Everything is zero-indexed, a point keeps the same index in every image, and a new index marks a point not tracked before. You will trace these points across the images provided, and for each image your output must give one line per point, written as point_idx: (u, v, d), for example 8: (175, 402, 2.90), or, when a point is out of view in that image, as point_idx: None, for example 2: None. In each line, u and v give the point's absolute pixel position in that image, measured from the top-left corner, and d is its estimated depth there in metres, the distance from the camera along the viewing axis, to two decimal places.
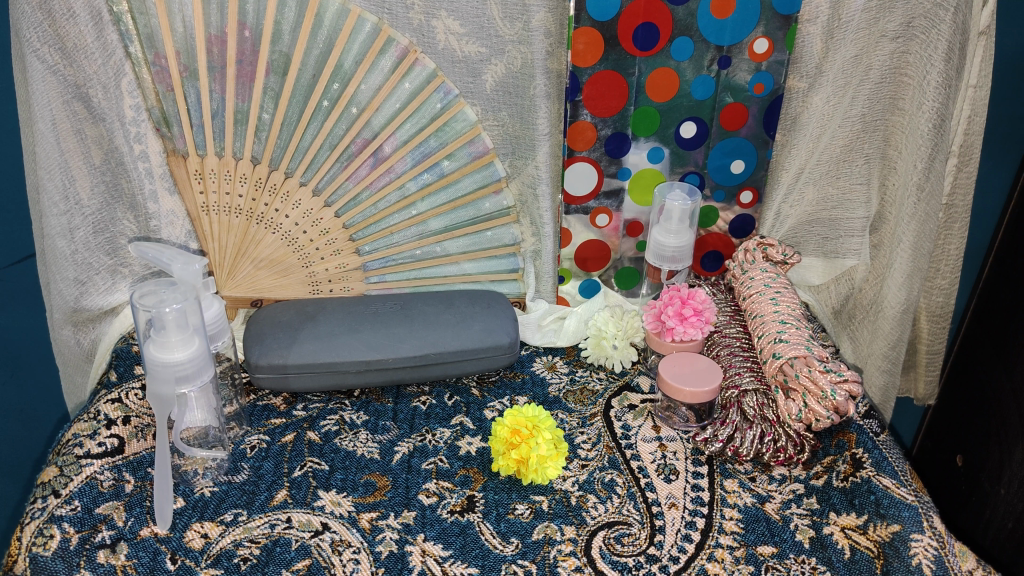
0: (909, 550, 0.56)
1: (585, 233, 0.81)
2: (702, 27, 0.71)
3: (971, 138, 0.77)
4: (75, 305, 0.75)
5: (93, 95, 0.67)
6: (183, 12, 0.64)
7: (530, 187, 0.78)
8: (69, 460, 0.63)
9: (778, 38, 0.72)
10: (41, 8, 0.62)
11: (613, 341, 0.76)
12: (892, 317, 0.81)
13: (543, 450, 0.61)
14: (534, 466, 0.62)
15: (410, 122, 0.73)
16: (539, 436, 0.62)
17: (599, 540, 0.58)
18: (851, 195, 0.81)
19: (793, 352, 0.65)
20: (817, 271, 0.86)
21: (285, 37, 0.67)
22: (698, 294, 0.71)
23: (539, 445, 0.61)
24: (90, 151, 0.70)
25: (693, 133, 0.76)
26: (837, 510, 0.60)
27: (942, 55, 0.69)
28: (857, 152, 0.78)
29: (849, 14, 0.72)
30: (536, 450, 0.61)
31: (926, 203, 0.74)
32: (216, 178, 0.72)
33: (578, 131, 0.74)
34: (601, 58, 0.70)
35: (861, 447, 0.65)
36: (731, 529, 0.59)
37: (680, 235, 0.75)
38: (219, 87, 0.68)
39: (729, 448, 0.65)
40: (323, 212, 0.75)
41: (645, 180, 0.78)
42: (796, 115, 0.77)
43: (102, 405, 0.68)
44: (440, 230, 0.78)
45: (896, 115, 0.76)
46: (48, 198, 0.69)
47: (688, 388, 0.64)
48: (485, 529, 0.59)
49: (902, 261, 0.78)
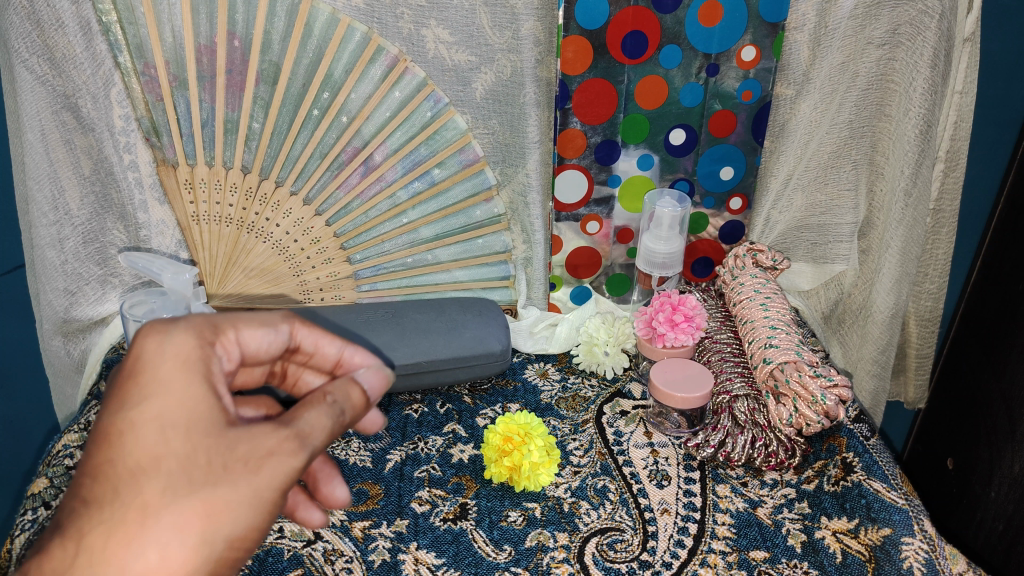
0: (900, 554, 0.56)
1: (576, 240, 0.81)
2: (690, 36, 0.71)
3: (958, 143, 0.78)
4: (65, 315, 0.75)
5: (82, 105, 0.67)
6: (172, 22, 0.64)
7: (519, 195, 0.78)
8: (59, 471, 0.62)
9: (766, 45, 0.73)
10: (30, 18, 0.62)
11: (604, 348, 0.76)
12: (881, 322, 0.82)
13: (541, 465, 0.62)
14: (520, 480, 0.62)
15: (401, 131, 0.73)
16: (531, 443, 0.62)
17: (592, 546, 0.58)
18: (839, 202, 0.81)
19: (783, 357, 0.66)
20: (807, 276, 0.86)
21: (274, 46, 0.67)
22: (689, 300, 0.72)
23: (531, 451, 0.61)
24: (80, 161, 0.69)
25: (682, 140, 0.77)
26: (828, 514, 0.61)
27: (928, 62, 0.70)
28: (845, 158, 0.79)
29: (836, 22, 0.72)
30: (529, 457, 0.61)
31: (914, 208, 0.75)
32: (206, 188, 0.72)
33: (567, 139, 0.74)
34: (590, 65, 0.70)
35: (851, 451, 0.65)
36: (723, 534, 0.59)
37: (670, 242, 0.76)
38: (209, 97, 0.68)
39: (721, 454, 0.65)
40: (313, 220, 0.75)
41: (635, 188, 0.79)
42: (785, 121, 0.77)
43: (92, 416, 0.68)
44: (432, 238, 0.78)
45: (883, 121, 0.76)
46: (38, 208, 0.69)
47: (680, 394, 0.64)
48: (477, 537, 0.59)
49: (890, 266, 0.79)
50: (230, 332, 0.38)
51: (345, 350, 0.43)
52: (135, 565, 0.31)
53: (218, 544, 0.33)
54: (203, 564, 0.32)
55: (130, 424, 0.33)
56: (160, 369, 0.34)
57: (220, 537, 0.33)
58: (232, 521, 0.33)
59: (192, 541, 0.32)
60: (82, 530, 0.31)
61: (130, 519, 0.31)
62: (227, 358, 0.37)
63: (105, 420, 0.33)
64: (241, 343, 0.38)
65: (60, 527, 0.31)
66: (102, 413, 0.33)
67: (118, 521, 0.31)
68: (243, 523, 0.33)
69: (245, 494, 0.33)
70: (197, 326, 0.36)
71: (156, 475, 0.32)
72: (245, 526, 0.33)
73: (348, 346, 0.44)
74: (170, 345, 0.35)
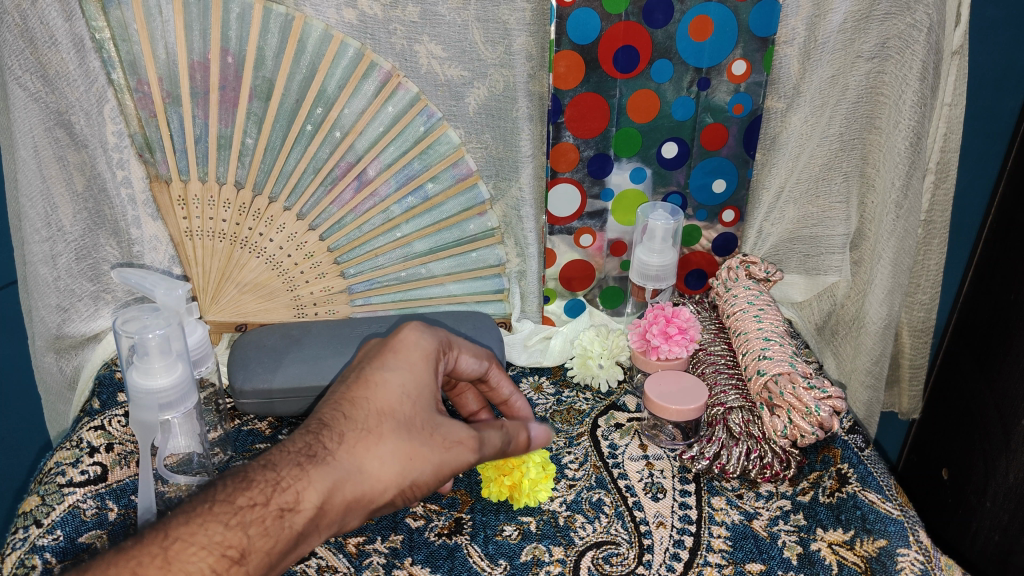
0: (895, 565, 0.56)
1: (569, 253, 0.82)
2: (681, 50, 0.72)
3: (947, 155, 0.78)
4: (58, 332, 0.75)
5: (75, 121, 0.67)
6: (165, 38, 0.64)
7: (513, 209, 0.78)
8: (52, 489, 0.62)
9: (757, 59, 0.73)
10: (23, 36, 0.62)
11: (598, 361, 0.76)
12: (874, 333, 0.82)
13: (542, 480, 0.63)
14: (519, 498, 0.62)
15: (394, 145, 0.73)
16: (528, 460, 0.62)
17: (587, 560, 0.58)
18: (830, 214, 0.82)
19: (778, 368, 0.66)
20: (799, 287, 0.87)
21: (268, 62, 0.67)
22: (682, 313, 0.72)
23: (530, 469, 0.61)
24: (72, 178, 0.70)
25: (674, 153, 0.77)
26: (824, 526, 0.61)
27: (918, 74, 0.70)
28: (836, 170, 0.79)
29: (825, 35, 0.72)
30: (528, 475, 0.61)
31: (905, 219, 0.76)
32: (199, 204, 0.72)
33: (560, 152, 0.75)
34: (583, 80, 0.71)
35: (846, 462, 0.65)
36: (719, 547, 0.59)
37: (664, 254, 0.77)
38: (202, 113, 0.68)
39: (716, 466, 0.65)
40: (307, 235, 0.75)
41: (628, 201, 0.80)
42: (775, 134, 0.78)
43: (84, 433, 0.67)
44: (425, 252, 0.78)
45: (873, 134, 0.77)
46: (30, 224, 0.69)
47: (674, 406, 0.64)
48: (473, 552, 0.59)
49: (882, 278, 0.79)
50: (454, 350, 0.55)
51: (516, 396, 0.61)
52: (368, 469, 0.46)
53: (407, 484, 0.47)
54: (392, 492, 0.47)
55: (384, 379, 0.48)
56: (412, 353, 0.50)
57: (409, 481, 0.47)
58: (420, 471, 0.47)
59: (398, 470, 0.47)
60: (342, 432, 0.46)
61: (368, 439, 0.46)
62: (448, 362, 0.55)
63: (367, 370, 0.49)
64: (457, 360, 0.56)
65: (324, 429, 0.46)
66: (366, 365, 0.50)
67: (363, 435, 0.46)
68: (423, 477, 0.48)
69: (434, 457, 0.48)
70: (442, 336, 0.54)
71: (392, 417, 0.47)
72: (424, 480, 0.48)
73: (516, 397, 0.62)
74: (425, 340, 0.51)
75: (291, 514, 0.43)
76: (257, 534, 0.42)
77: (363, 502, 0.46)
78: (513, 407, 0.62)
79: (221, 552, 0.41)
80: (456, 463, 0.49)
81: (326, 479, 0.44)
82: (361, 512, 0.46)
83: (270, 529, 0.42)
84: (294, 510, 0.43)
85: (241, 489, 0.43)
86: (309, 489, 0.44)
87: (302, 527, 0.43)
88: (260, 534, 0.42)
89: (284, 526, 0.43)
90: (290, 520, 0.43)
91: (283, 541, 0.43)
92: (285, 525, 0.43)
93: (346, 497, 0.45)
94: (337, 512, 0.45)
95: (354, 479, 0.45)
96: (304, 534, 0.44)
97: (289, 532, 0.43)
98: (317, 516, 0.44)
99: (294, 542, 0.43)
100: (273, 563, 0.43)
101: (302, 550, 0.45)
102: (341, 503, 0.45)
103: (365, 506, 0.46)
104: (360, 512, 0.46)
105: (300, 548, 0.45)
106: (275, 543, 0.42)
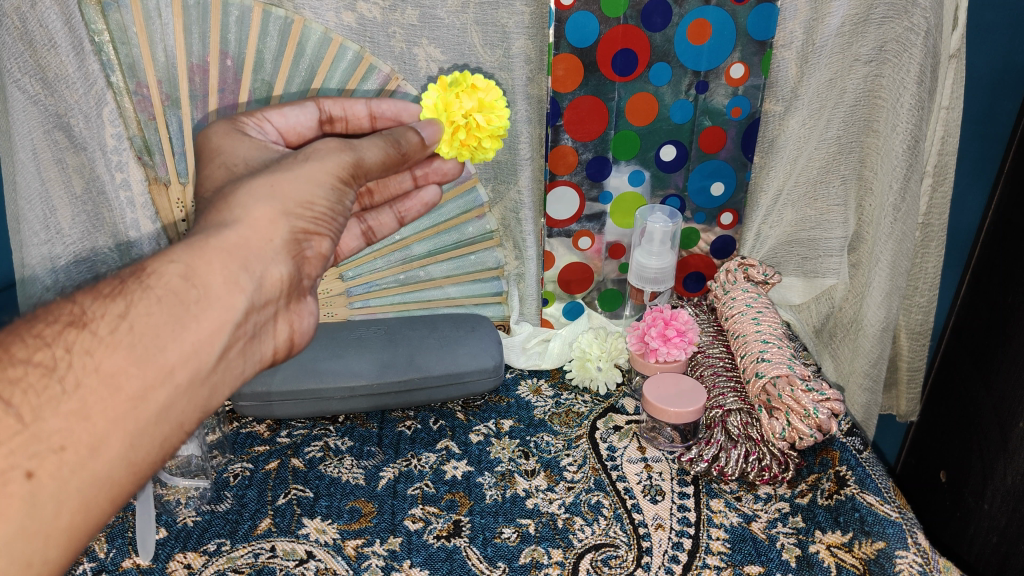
0: (893, 567, 0.56)
1: (568, 256, 0.82)
2: (680, 53, 0.72)
3: (945, 158, 0.78)
4: None
5: (74, 124, 0.67)
6: (165, 41, 0.64)
7: (512, 211, 0.78)
8: None
9: (754, 63, 0.74)
10: (23, 39, 0.62)
11: (597, 363, 0.77)
12: (871, 335, 0.82)
13: (471, 97, 0.55)
14: (495, 124, 0.55)
15: None
16: (455, 103, 0.54)
17: (586, 563, 0.58)
18: (829, 216, 0.82)
19: (775, 371, 0.65)
20: (797, 290, 0.88)
21: (267, 65, 0.67)
22: (682, 315, 0.72)
23: (462, 102, 0.54)
24: (71, 180, 0.70)
25: (672, 155, 0.78)
26: (822, 528, 0.61)
27: (915, 78, 0.70)
28: (834, 173, 0.80)
29: (822, 39, 0.72)
30: (465, 104, 0.54)
31: (903, 222, 0.76)
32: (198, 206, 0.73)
33: (558, 155, 0.75)
34: (580, 83, 0.71)
35: (844, 464, 0.66)
36: (718, 549, 0.59)
37: (662, 256, 0.77)
38: (200, 115, 0.68)
39: (715, 468, 0.65)
40: None
41: (627, 204, 0.80)
42: (773, 137, 0.78)
43: None
44: (424, 254, 0.78)
45: (871, 137, 0.77)
46: (29, 227, 0.69)
47: (673, 408, 0.64)
48: (471, 554, 0.59)
49: (879, 281, 0.79)
50: (257, 117, 0.49)
51: (370, 105, 0.55)
52: (233, 223, 0.37)
53: (291, 214, 0.39)
54: (284, 225, 0.38)
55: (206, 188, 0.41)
56: (212, 141, 0.44)
57: (292, 205, 0.39)
58: (299, 190, 0.40)
59: (272, 205, 0.38)
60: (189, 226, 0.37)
61: (219, 206, 0.38)
62: (263, 129, 0.49)
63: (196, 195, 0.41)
64: (273, 123, 0.50)
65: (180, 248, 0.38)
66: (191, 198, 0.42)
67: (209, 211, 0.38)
68: (310, 194, 0.40)
69: (300, 172, 0.41)
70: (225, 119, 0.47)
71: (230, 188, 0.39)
72: (312, 198, 0.40)
73: (373, 102, 0.56)
74: (213, 129, 0.45)
75: (142, 278, 0.33)
76: (94, 302, 0.32)
77: (252, 248, 0.36)
78: (377, 116, 0.56)
79: (50, 322, 0.31)
80: (345, 164, 0.43)
81: (179, 247, 0.34)
82: (260, 264, 0.37)
83: (114, 293, 0.32)
84: (144, 274, 0.33)
85: (77, 288, 0.34)
86: (161, 260, 0.34)
87: (162, 287, 0.33)
88: (98, 300, 0.32)
89: (133, 289, 0.32)
90: (141, 282, 0.33)
91: (147, 303, 0.32)
92: (135, 287, 0.32)
93: (219, 252, 0.35)
94: (223, 270, 0.35)
95: (220, 231, 0.36)
96: (182, 296, 0.33)
97: (147, 294, 0.32)
98: (188, 274, 0.34)
99: (176, 306, 0.33)
100: (154, 337, 0.32)
101: (211, 322, 0.34)
102: (217, 257, 0.35)
103: (270, 252, 0.37)
104: (268, 258, 0.37)
105: (196, 327, 0.33)
106: (130, 305, 0.32)
